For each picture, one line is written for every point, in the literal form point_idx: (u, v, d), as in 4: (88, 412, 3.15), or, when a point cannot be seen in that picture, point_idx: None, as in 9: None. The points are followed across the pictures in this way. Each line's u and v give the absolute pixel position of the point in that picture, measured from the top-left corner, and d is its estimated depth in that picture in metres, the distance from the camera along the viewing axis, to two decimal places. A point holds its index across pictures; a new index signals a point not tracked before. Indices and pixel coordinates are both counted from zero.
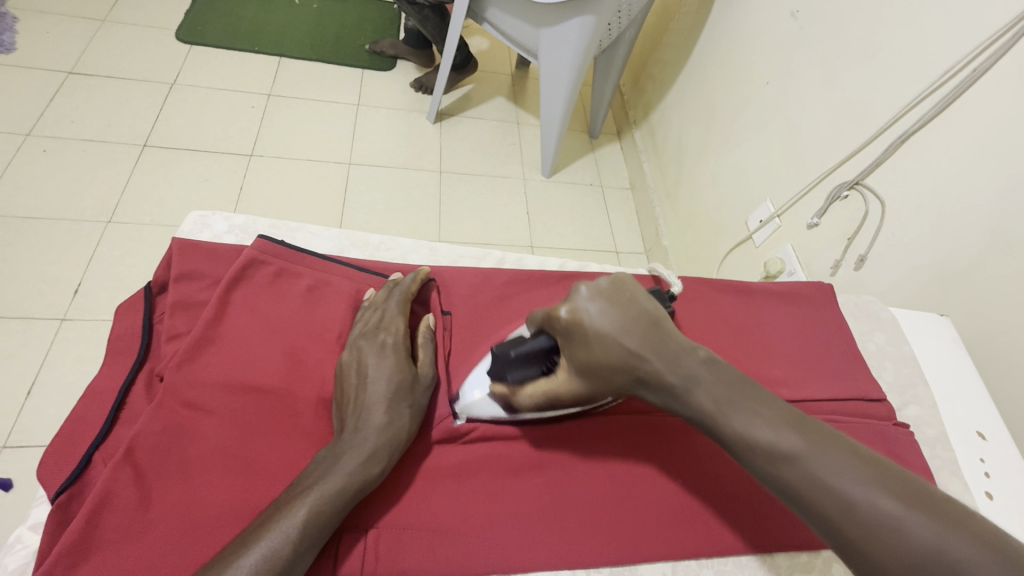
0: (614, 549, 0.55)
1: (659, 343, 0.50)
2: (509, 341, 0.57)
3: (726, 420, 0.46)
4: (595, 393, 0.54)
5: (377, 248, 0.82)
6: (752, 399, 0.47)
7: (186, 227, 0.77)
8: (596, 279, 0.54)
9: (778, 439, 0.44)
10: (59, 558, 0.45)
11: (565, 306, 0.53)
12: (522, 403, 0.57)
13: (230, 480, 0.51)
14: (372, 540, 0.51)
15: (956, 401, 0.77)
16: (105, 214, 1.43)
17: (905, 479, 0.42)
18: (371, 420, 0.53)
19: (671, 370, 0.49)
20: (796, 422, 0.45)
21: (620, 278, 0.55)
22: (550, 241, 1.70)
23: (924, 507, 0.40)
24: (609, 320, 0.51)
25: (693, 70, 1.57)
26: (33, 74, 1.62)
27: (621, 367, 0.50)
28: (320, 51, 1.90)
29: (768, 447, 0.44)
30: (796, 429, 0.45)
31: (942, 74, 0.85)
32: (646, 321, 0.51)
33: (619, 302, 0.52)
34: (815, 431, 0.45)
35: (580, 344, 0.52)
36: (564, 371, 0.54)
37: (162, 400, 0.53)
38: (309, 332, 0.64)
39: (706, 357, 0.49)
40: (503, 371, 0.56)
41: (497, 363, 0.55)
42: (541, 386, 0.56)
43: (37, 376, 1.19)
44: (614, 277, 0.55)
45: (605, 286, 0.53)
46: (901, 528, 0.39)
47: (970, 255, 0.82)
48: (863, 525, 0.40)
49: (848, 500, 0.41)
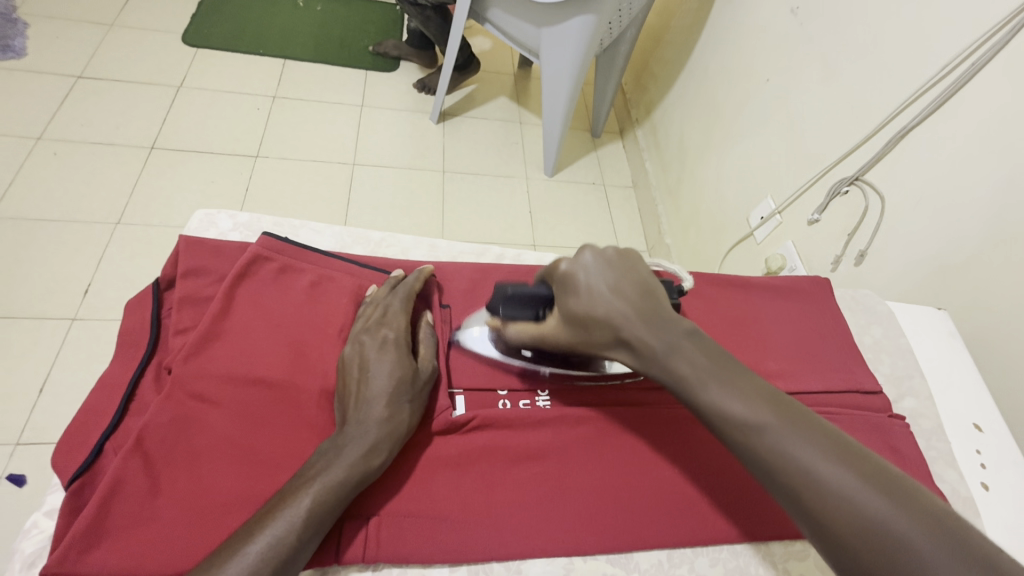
0: (611, 537, 0.56)
1: (648, 309, 0.51)
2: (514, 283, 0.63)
3: (700, 391, 0.47)
4: (575, 344, 0.57)
5: (378, 244, 0.83)
6: (730, 375, 0.47)
7: (193, 225, 0.79)
8: (604, 246, 0.56)
9: (752, 411, 0.45)
10: (73, 542, 0.47)
11: (567, 261, 0.57)
12: (510, 337, 0.63)
13: (235, 469, 0.53)
14: (373, 528, 0.53)
15: (954, 393, 0.78)
16: (114, 216, 1.46)
17: (873, 462, 0.42)
18: (373, 413, 0.54)
19: (653, 335, 0.50)
20: (770, 397, 0.46)
21: (630, 251, 0.57)
22: (553, 239, 1.71)
23: (889, 490, 0.40)
24: (608, 281, 0.53)
25: (694, 68, 1.58)
26: (44, 79, 1.65)
27: (604, 322, 0.52)
28: (324, 52, 1.92)
29: (738, 417, 0.45)
30: (769, 405, 0.45)
31: (941, 69, 0.86)
32: (640, 288, 0.53)
33: (621, 267, 0.54)
34: (789, 408, 0.46)
35: (571, 295, 0.55)
36: (552, 317, 0.58)
37: (170, 392, 0.55)
38: (311, 326, 0.65)
39: (691, 330, 0.50)
40: (499, 305, 0.62)
41: (494, 296, 0.62)
42: (527, 329, 0.61)
43: (49, 375, 1.22)
44: (625, 250, 0.57)
45: (611, 253, 0.55)
46: (859, 506, 0.40)
47: (969, 248, 0.83)
48: (823, 495, 0.41)
49: (816, 475, 0.42)
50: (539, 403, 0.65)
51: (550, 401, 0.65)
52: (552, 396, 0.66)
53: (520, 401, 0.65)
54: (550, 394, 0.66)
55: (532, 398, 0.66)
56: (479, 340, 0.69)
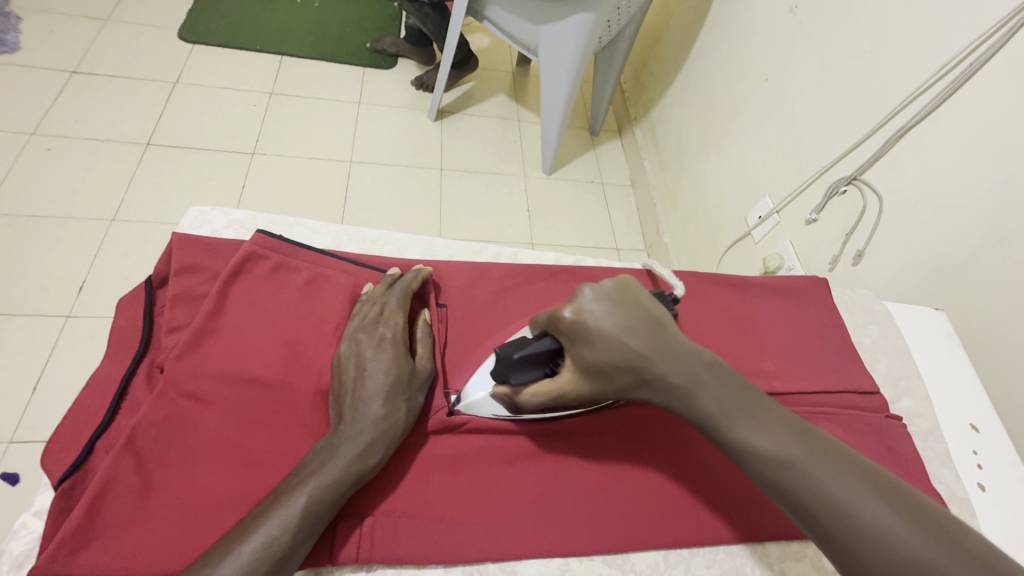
0: (607, 538, 0.56)
1: (664, 345, 0.51)
2: (513, 342, 0.56)
3: (730, 429, 0.47)
4: (597, 393, 0.54)
5: (374, 243, 0.82)
6: (754, 408, 0.47)
7: (187, 222, 0.78)
8: (601, 282, 0.54)
9: (780, 446, 0.45)
10: (63, 543, 0.46)
11: (569, 307, 0.53)
12: (525, 401, 0.56)
13: (229, 469, 0.52)
14: (368, 528, 0.52)
15: (951, 394, 0.78)
16: (109, 212, 1.45)
17: (902, 492, 0.43)
18: (369, 412, 0.53)
19: (676, 372, 0.50)
20: (797, 430, 0.46)
21: (625, 282, 0.55)
22: (551, 237, 1.71)
23: (921, 520, 0.41)
24: (618, 322, 0.52)
25: (692, 67, 1.57)
26: (38, 74, 1.64)
27: (625, 366, 0.51)
28: (322, 49, 1.91)
29: (769, 454, 0.45)
30: (796, 438, 0.45)
31: (939, 69, 0.86)
32: (650, 323, 0.52)
33: (625, 304, 0.53)
34: (817, 439, 0.46)
35: (585, 343, 0.52)
36: (568, 372, 0.54)
37: (163, 391, 0.54)
38: (306, 324, 0.64)
39: (711, 360, 0.50)
40: (506, 373, 0.55)
41: (501, 365, 0.54)
42: (545, 390, 0.55)
43: (43, 372, 1.21)
44: (619, 281, 0.56)
45: (611, 290, 0.54)
46: (897, 541, 0.40)
47: (967, 248, 0.83)
48: (861, 533, 0.41)
49: (849, 512, 0.42)
50: None
51: None
52: None
53: None
54: None
55: None
56: (483, 404, 0.59)
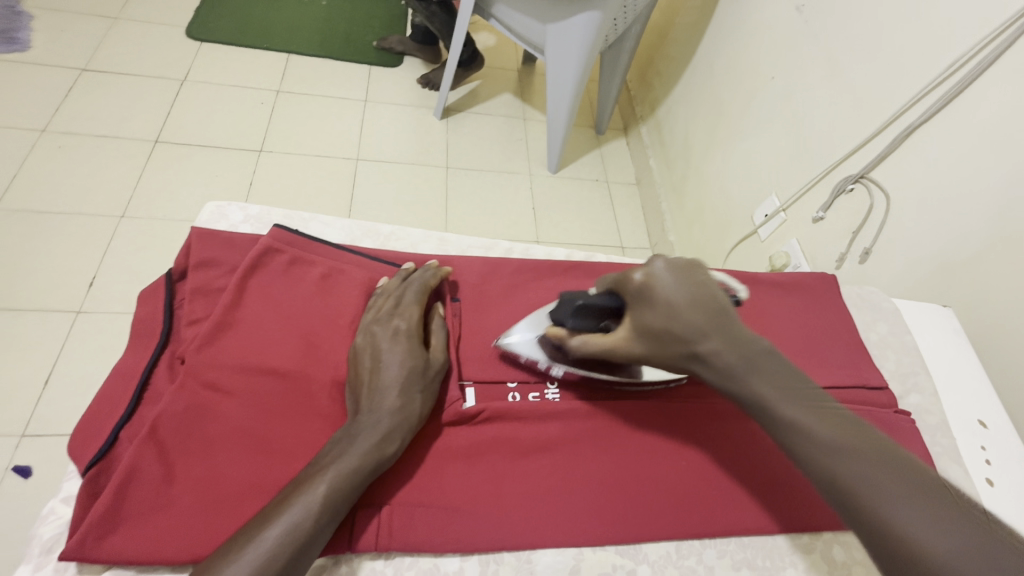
0: (619, 528, 0.57)
1: (725, 325, 0.50)
2: (580, 293, 0.61)
3: (786, 414, 0.47)
4: (645, 359, 0.54)
5: (388, 238, 0.83)
6: (811, 402, 0.48)
7: (203, 217, 0.79)
8: (676, 255, 0.54)
9: (841, 439, 0.45)
10: (91, 528, 0.48)
11: (641, 271, 0.53)
12: (572, 348, 0.59)
13: (249, 458, 0.53)
14: (386, 516, 0.53)
15: (959, 390, 0.78)
16: (119, 209, 1.46)
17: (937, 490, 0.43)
18: (385, 403, 0.54)
19: (733, 353, 0.49)
20: (840, 420, 0.47)
21: (700, 261, 0.54)
22: (556, 236, 1.72)
23: (953, 516, 0.41)
24: (685, 294, 0.51)
25: (699, 67, 1.58)
26: (49, 72, 1.65)
27: (683, 337, 0.50)
28: (329, 47, 1.92)
29: (805, 432, 0.46)
30: (855, 435, 0.46)
31: (946, 68, 0.86)
32: (717, 304, 0.51)
33: (695, 279, 0.52)
34: (859, 432, 0.46)
35: (647, 307, 0.52)
36: (623, 331, 0.55)
37: (184, 382, 0.55)
38: (322, 317, 0.65)
39: (768, 349, 0.50)
40: (565, 316, 0.59)
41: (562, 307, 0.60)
42: (595, 342, 0.57)
43: (54, 367, 1.22)
44: (693, 259, 0.55)
45: (684, 264, 0.53)
46: (922, 527, 0.40)
47: (974, 246, 0.83)
48: (885, 514, 0.42)
49: (904, 504, 0.41)
50: (547, 395, 0.65)
51: (558, 394, 0.66)
52: (560, 389, 0.66)
53: (529, 394, 0.65)
54: (559, 387, 0.66)
55: (541, 391, 0.66)
56: (527, 346, 0.64)
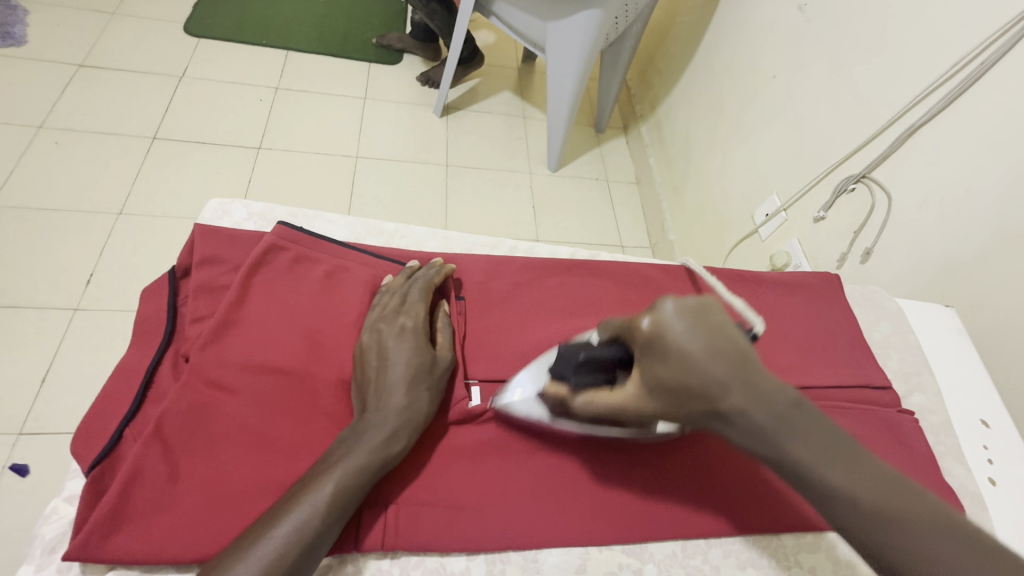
0: (626, 528, 0.57)
1: (750, 379, 0.42)
2: (581, 344, 0.55)
3: (823, 476, 0.42)
4: (660, 414, 0.48)
5: (392, 236, 0.83)
6: (849, 459, 0.43)
7: (207, 214, 0.79)
8: (688, 294, 0.45)
9: (881, 500, 0.42)
10: (96, 527, 0.47)
11: (648, 316, 0.46)
12: (578, 407, 0.54)
13: (255, 456, 0.53)
14: (392, 515, 0.53)
15: (961, 390, 0.78)
16: (117, 206, 1.45)
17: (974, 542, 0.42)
18: (392, 400, 0.54)
19: (760, 410, 0.42)
20: (879, 476, 0.43)
21: (716, 297, 0.45)
22: (556, 234, 1.72)
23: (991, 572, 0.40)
24: (701, 345, 0.42)
25: (699, 66, 1.58)
26: (45, 68, 1.64)
27: (702, 393, 0.43)
28: (328, 44, 1.91)
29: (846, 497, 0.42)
30: (894, 492, 0.43)
31: (949, 68, 0.86)
32: (740, 352, 0.43)
33: (711, 324, 0.43)
34: (898, 487, 0.43)
35: (658, 360, 0.45)
36: (633, 386, 0.48)
37: (188, 380, 0.55)
38: (327, 315, 0.65)
39: (797, 399, 0.43)
40: (567, 372, 0.54)
41: (563, 362, 0.54)
42: (604, 399, 0.52)
43: (52, 365, 1.21)
44: (710, 295, 0.45)
45: (698, 304, 0.44)
46: None
47: (976, 246, 0.83)
48: None
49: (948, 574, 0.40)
50: None
51: None
52: None
53: None
54: None
55: None
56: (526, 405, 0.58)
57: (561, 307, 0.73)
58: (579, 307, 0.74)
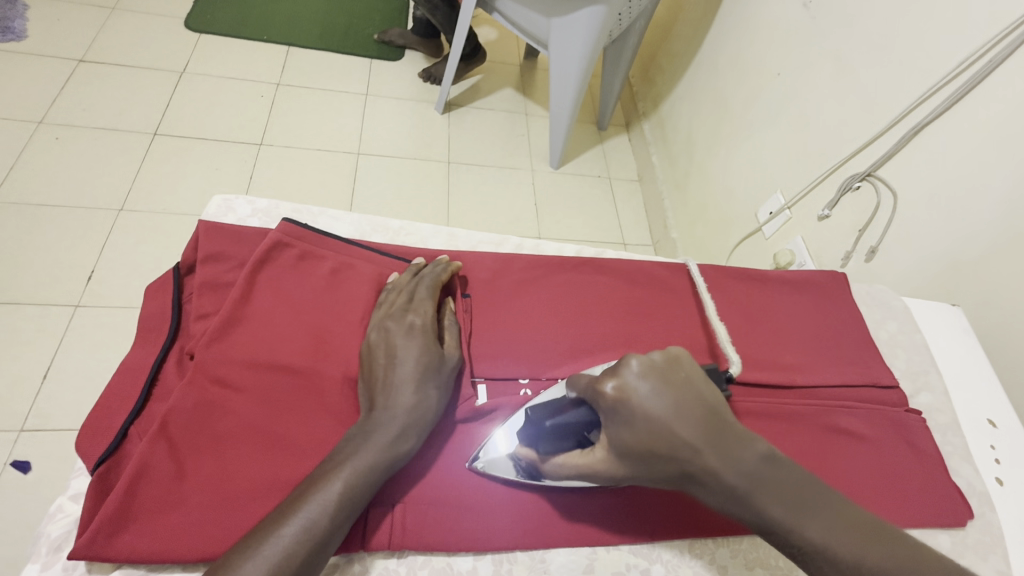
0: (633, 528, 0.57)
1: (716, 434, 0.46)
2: (549, 406, 0.53)
3: (800, 531, 0.43)
4: (632, 477, 0.49)
5: (397, 233, 0.82)
6: (823, 508, 0.44)
7: (211, 211, 0.78)
8: (649, 354, 0.49)
9: (862, 552, 0.42)
10: (102, 525, 0.47)
11: (611, 381, 0.48)
12: (552, 471, 0.52)
13: (261, 455, 0.53)
14: (399, 514, 0.53)
15: (968, 389, 0.78)
16: (118, 202, 1.44)
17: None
18: (400, 399, 0.54)
19: (729, 470, 0.45)
20: (860, 528, 0.44)
21: (675, 356, 0.50)
22: (558, 232, 1.71)
23: None
24: (665, 404, 0.46)
25: (702, 63, 1.57)
26: (45, 63, 1.63)
27: (670, 456, 0.46)
28: (329, 40, 1.90)
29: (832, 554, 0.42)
30: (876, 542, 0.43)
31: (957, 65, 0.85)
32: (703, 408, 0.47)
33: (674, 383, 0.48)
34: (881, 538, 0.43)
35: (625, 424, 0.47)
36: (603, 449, 0.49)
37: (194, 377, 0.55)
38: (333, 312, 0.65)
39: (765, 452, 0.46)
40: (536, 437, 0.53)
41: (531, 428, 0.53)
42: (575, 463, 0.51)
43: (53, 361, 1.21)
44: (668, 353, 0.50)
45: (659, 363, 0.49)
46: None
47: (983, 245, 0.83)
48: None
49: None
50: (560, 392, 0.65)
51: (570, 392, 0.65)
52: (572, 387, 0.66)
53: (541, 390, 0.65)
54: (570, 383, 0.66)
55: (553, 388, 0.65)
56: (504, 464, 0.55)
57: (568, 305, 0.73)
58: (586, 305, 0.74)
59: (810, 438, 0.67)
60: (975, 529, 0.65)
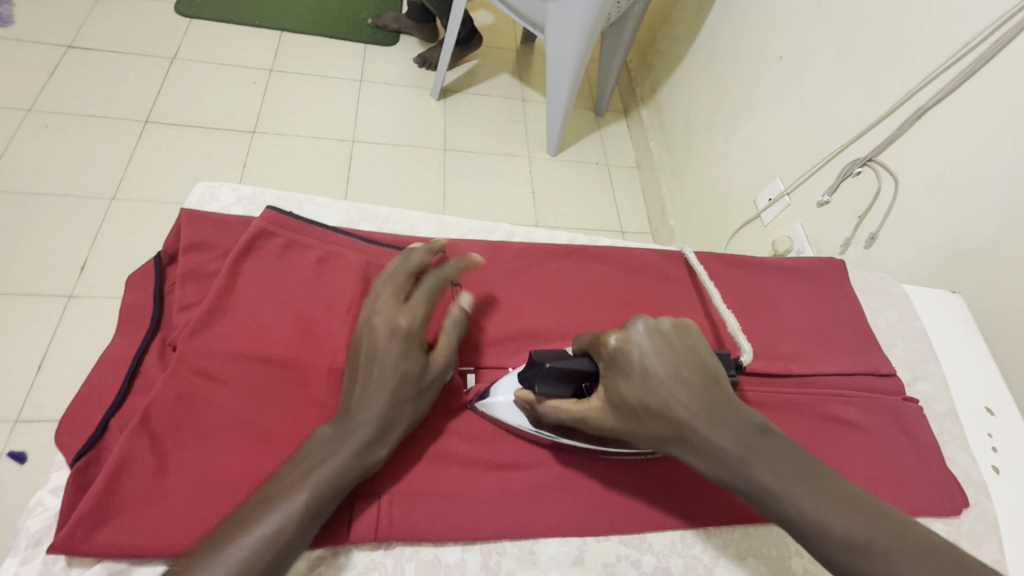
0: (624, 518, 0.56)
1: (712, 402, 0.46)
2: (551, 352, 0.53)
3: (791, 499, 0.42)
4: (620, 433, 0.49)
5: (386, 221, 0.81)
6: (818, 481, 0.43)
7: (194, 198, 0.76)
8: (658, 318, 0.50)
9: (854, 526, 0.41)
10: (81, 519, 0.46)
11: (616, 335, 0.49)
12: (545, 415, 0.52)
13: (245, 448, 0.52)
14: (385, 505, 0.52)
15: (967, 378, 0.77)
16: (109, 191, 1.42)
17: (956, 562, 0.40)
18: (380, 399, 0.52)
19: (722, 435, 0.44)
20: (853, 502, 0.42)
21: (686, 326, 0.50)
22: (555, 220, 1.69)
23: None
24: (665, 364, 0.47)
25: (703, 47, 1.53)
26: (32, 49, 1.59)
27: (662, 413, 0.46)
28: (322, 24, 1.86)
29: (826, 530, 0.41)
30: (874, 520, 0.41)
31: (964, 45, 0.82)
32: (702, 375, 0.47)
33: (678, 347, 0.48)
34: (878, 516, 0.42)
35: (624, 376, 0.47)
36: (597, 399, 0.50)
37: (176, 370, 0.54)
38: (320, 302, 0.63)
39: (763, 425, 0.45)
40: (534, 380, 0.52)
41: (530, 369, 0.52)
42: (568, 408, 0.51)
43: (47, 352, 1.20)
44: (680, 322, 0.50)
45: (668, 328, 0.49)
46: None
47: (984, 233, 0.81)
48: None
49: None
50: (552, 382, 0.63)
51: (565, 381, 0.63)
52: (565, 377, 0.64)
53: None
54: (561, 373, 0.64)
55: None
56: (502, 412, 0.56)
57: (559, 294, 0.72)
58: (579, 293, 0.72)
59: (805, 429, 0.66)
60: (970, 518, 0.64)
